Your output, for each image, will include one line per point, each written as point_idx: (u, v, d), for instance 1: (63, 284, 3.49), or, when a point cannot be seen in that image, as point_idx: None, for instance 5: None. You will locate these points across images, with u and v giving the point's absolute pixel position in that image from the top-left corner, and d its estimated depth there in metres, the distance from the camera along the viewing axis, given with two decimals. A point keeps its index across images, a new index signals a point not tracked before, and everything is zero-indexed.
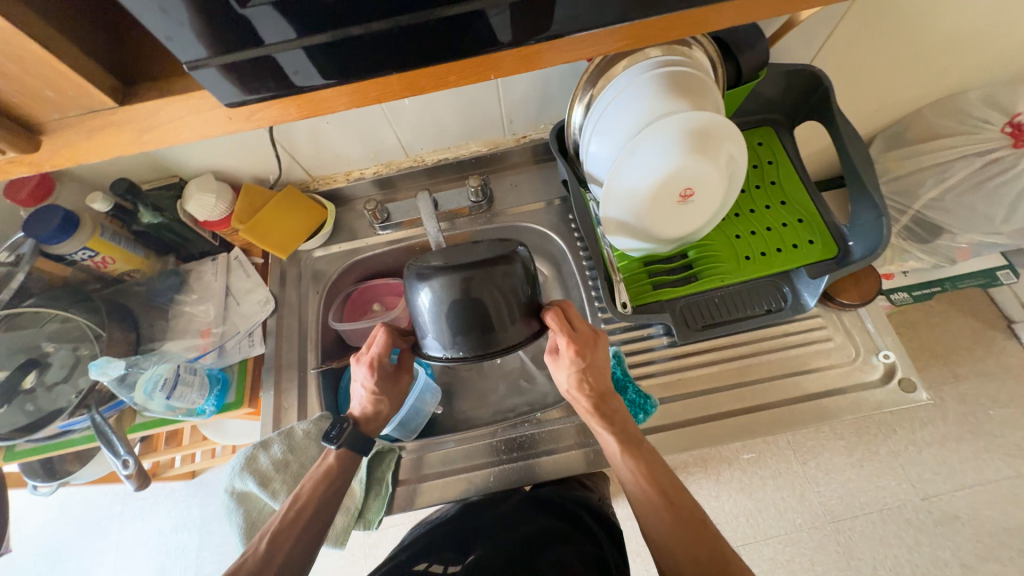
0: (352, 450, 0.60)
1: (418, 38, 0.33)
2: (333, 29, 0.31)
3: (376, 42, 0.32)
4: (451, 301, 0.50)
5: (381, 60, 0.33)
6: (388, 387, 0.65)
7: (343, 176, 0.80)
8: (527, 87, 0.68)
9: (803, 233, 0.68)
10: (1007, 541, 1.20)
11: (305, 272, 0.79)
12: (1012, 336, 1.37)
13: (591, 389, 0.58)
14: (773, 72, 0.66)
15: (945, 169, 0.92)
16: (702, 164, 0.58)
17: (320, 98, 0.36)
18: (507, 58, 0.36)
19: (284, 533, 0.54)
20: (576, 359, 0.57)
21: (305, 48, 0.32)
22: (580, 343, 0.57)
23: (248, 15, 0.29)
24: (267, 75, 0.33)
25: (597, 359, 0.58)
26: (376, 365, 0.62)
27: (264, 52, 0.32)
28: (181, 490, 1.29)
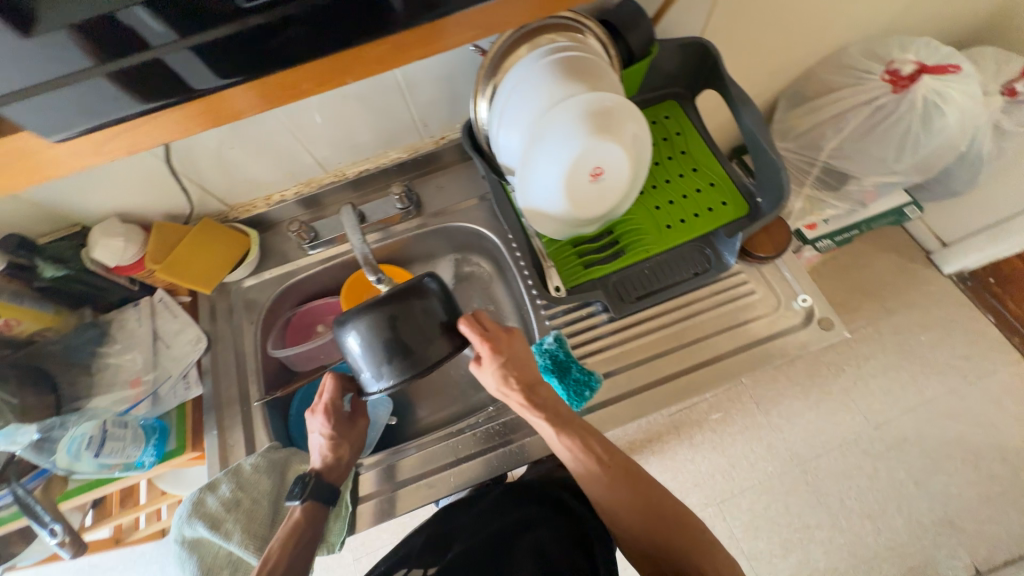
0: (318, 501, 0.59)
1: (287, 40, 0.36)
2: (199, 33, 0.34)
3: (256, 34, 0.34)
4: (371, 332, 0.52)
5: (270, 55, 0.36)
6: (346, 431, 0.65)
7: (263, 201, 0.78)
8: (434, 89, 0.69)
9: (715, 196, 0.72)
10: (951, 453, 1.32)
11: (237, 303, 0.76)
12: (931, 265, 1.49)
13: (518, 382, 0.59)
14: (666, 48, 0.69)
15: (840, 121, 0.99)
16: (607, 141, 0.58)
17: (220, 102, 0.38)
18: (398, 43, 0.38)
19: None
20: (495, 358, 0.58)
21: (187, 51, 0.34)
22: (495, 344, 0.58)
23: (123, 18, 0.31)
24: (157, 76, 0.35)
25: (516, 353, 0.60)
26: (332, 409, 0.63)
27: (151, 52, 0.34)
28: (147, 553, 1.22)
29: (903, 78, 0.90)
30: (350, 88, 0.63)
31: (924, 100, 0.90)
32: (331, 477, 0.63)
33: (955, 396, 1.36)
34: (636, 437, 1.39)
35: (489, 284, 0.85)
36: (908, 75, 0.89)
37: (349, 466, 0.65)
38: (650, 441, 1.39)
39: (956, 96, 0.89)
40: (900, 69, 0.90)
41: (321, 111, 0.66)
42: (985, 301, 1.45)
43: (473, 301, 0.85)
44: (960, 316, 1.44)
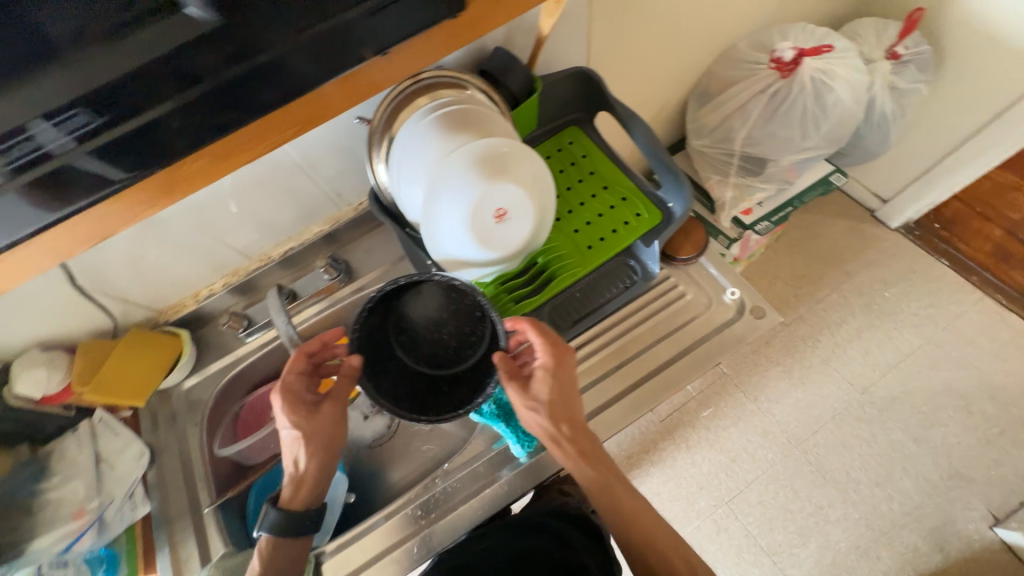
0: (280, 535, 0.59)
1: (195, 121, 0.41)
2: (102, 132, 0.39)
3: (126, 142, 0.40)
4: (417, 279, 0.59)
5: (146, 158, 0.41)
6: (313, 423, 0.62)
7: (192, 298, 0.77)
8: (337, 161, 0.70)
9: (630, 209, 0.73)
10: (943, 403, 1.31)
11: (180, 407, 0.74)
12: (878, 223, 1.53)
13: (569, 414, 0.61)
14: (551, 83, 0.73)
15: (744, 111, 1.02)
16: (503, 183, 0.59)
17: (141, 194, 0.44)
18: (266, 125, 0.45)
19: None
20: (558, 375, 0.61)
21: (95, 150, 0.39)
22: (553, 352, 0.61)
23: (27, 131, 0.36)
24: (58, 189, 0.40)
25: (565, 369, 0.62)
26: (286, 395, 0.61)
27: (61, 161, 0.39)
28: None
29: (786, 63, 0.94)
30: (252, 176, 0.64)
31: (812, 80, 0.95)
32: (294, 493, 0.61)
33: (931, 344, 1.37)
34: (632, 451, 1.36)
35: None
36: (791, 60, 0.94)
37: (313, 477, 0.61)
38: (647, 451, 1.36)
39: (838, 71, 0.94)
40: (782, 55, 0.95)
41: (233, 201, 0.67)
42: (937, 247, 1.48)
43: None
44: (918, 266, 1.46)
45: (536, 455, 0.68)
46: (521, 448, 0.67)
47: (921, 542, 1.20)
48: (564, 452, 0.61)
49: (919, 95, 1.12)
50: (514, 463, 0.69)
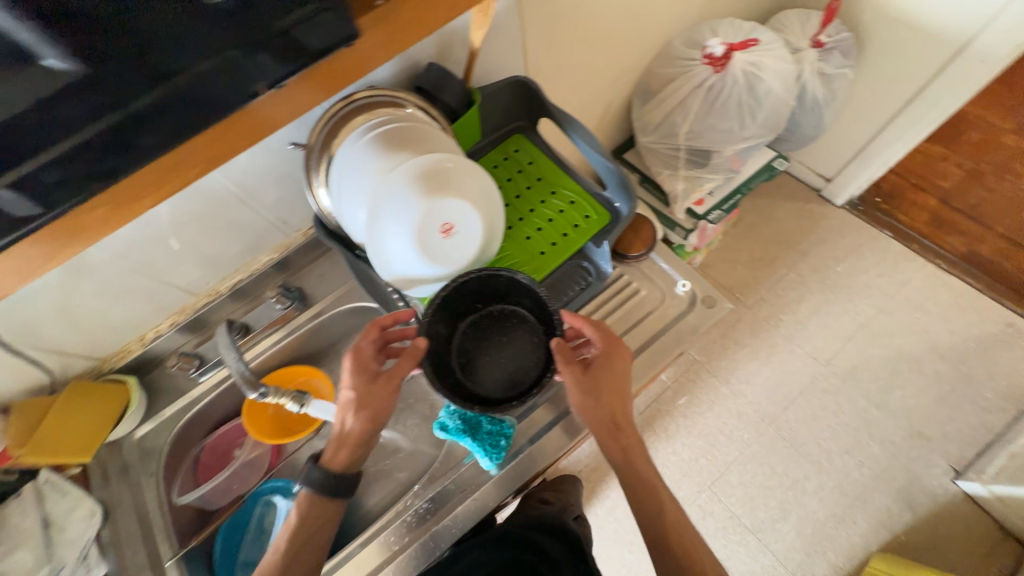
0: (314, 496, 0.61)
1: (102, 152, 0.38)
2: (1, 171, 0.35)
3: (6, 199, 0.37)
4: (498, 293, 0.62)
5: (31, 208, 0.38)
6: (370, 393, 0.61)
7: (138, 341, 0.74)
8: (278, 188, 0.69)
9: (579, 212, 0.74)
10: (899, 367, 1.38)
11: (132, 458, 0.71)
12: (825, 202, 1.60)
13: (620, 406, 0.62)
14: (489, 94, 0.73)
15: (684, 106, 1.05)
16: (445, 198, 0.59)
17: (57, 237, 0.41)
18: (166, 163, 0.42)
19: None
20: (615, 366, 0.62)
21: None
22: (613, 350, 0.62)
23: None
24: None
25: (622, 372, 0.62)
26: (356, 355, 0.62)
27: None
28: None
29: (718, 58, 0.98)
30: (188, 211, 0.62)
31: (744, 72, 0.99)
32: (337, 456, 0.62)
33: (883, 313, 1.44)
34: None
35: None
36: (722, 55, 0.98)
37: (357, 444, 0.61)
38: None
39: (766, 62, 0.99)
40: (713, 51, 0.98)
41: (174, 236, 0.64)
42: (880, 220, 1.56)
43: None
44: (865, 239, 1.54)
45: (506, 466, 0.67)
46: (490, 462, 0.66)
47: (892, 503, 1.25)
48: (612, 446, 0.63)
49: (845, 79, 1.18)
50: (487, 476, 0.69)
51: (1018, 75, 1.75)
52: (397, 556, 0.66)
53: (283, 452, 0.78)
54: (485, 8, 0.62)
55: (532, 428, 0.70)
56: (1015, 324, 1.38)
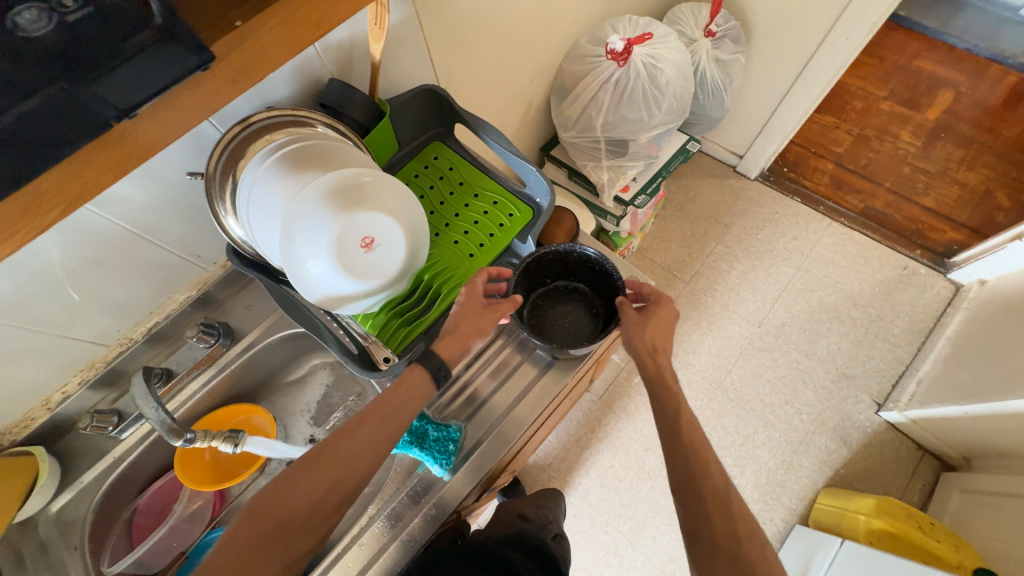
0: (416, 394, 0.61)
1: None
2: None
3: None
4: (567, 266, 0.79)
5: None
6: (480, 315, 0.65)
7: (42, 408, 0.66)
8: (185, 220, 0.65)
9: (503, 211, 0.76)
10: (820, 317, 1.52)
11: (53, 534, 0.64)
12: (741, 176, 1.72)
13: (661, 344, 0.67)
14: (398, 104, 0.73)
15: (597, 100, 1.10)
16: (360, 212, 0.58)
17: None
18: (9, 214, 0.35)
19: (305, 471, 0.56)
20: (660, 312, 0.68)
21: None
22: (664, 302, 0.69)
23: None
24: None
25: (670, 321, 0.68)
26: (472, 288, 0.65)
27: None
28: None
29: (620, 53, 1.01)
30: (79, 258, 0.58)
31: (644, 65, 1.05)
32: (447, 351, 0.63)
33: (802, 271, 1.58)
34: (579, 434, 1.42)
35: (345, 374, 0.83)
36: (623, 50, 1.01)
37: (464, 349, 0.64)
38: (593, 430, 1.42)
39: (663, 54, 1.05)
40: (615, 47, 1.01)
41: (67, 287, 0.59)
42: (789, 188, 1.70)
43: (337, 399, 0.82)
44: (779, 206, 1.68)
45: (458, 469, 0.67)
46: (441, 468, 0.66)
47: (830, 442, 1.37)
48: (649, 368, 0.65)
49: (739, 63, 1.28)
50: (441, 483, 0.68)
51: (885, 48, 1.97)
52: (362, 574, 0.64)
53: (227, 498, 0.74)
54: (378, 19, 0.61)
55: (483, 427, 0.71)
56: (909, 266, 1.56)
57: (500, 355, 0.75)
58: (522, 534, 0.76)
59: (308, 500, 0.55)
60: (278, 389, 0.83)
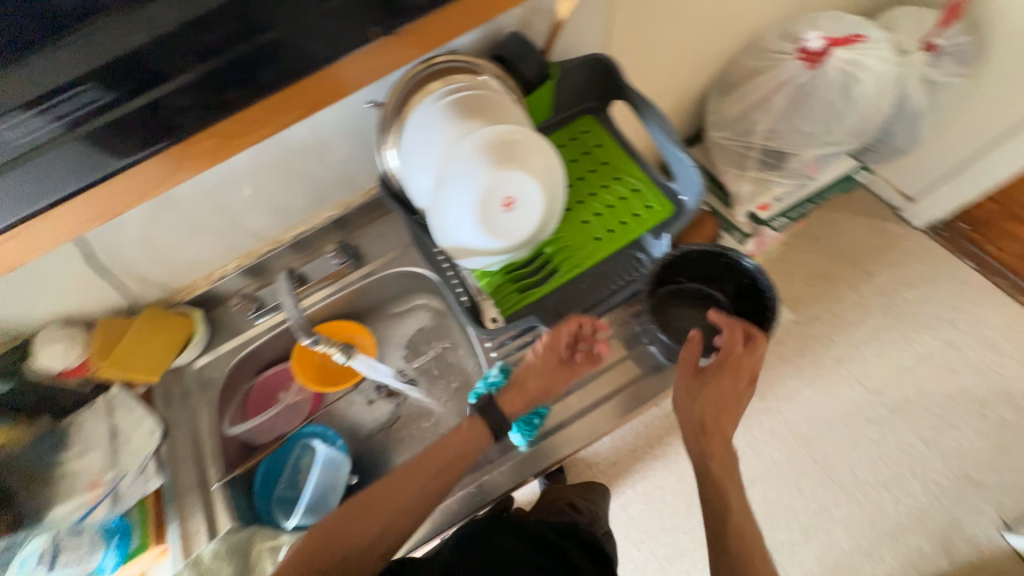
0: (476, 438, 0.63)
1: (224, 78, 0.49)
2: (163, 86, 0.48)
3: (111, 136, 0.48)
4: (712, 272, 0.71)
5: (125, 145, 0.49)
6: (549, 373, 0.65)
7: (205, 279, 0.78)
8: (349, 144, 0.70)
9: (642, 201, 0.71)
10: (957, 406, 1.28)
11: (192, 386, 0.76)
12: (902, 222, 1.47)
13: (713, 420, 0.62)
14: (566, 69, 0.70)
15: (767, 103, 0.99)
16: (511, 171, 0.58)
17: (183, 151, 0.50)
18: (230, 125, 0.50)
19: (361, 507, 0.59)
20: (721, 383, 0.62)
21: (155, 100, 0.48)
22: (731, 359, 0.63)
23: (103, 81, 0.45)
24: (123, 132, 0.48)
25: (730, 390, 0.62)
26: (555, 343, 0.63)
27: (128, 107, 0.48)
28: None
29: (814, 53, 0.91)
30: (262, 158, 0.65)
31: (839, 73, 0.92)
32: (510, 406, 0.64)
33: (949, 347, 1.33)
34: (635, 444, 1.35)
35: (444, 322, 0.86)
36: (819, 50, 0.91)
37: (530, 402, 0.65)
38: (651, 446, 1.35)
39: (868, 62, 0.91)
40: (810, 46, 0.91)
41: (246, 182, 0.67)
42: (963, 249, 1.42)
43: (432, 343, 0.85)
44: (942, 267, 1.41)
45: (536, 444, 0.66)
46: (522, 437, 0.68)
47: (925, 545, 1.18)
48: (694, 446, 0.62)
49: (954, 89, 1.07)
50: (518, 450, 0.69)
51: None
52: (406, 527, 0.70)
53: (323, 401, 0.80)
54: None
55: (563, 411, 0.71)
56: None
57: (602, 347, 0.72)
58: (573, 525, 0.76)
59: (365, 534, 0.58)
60: (382, 319, 0.88)
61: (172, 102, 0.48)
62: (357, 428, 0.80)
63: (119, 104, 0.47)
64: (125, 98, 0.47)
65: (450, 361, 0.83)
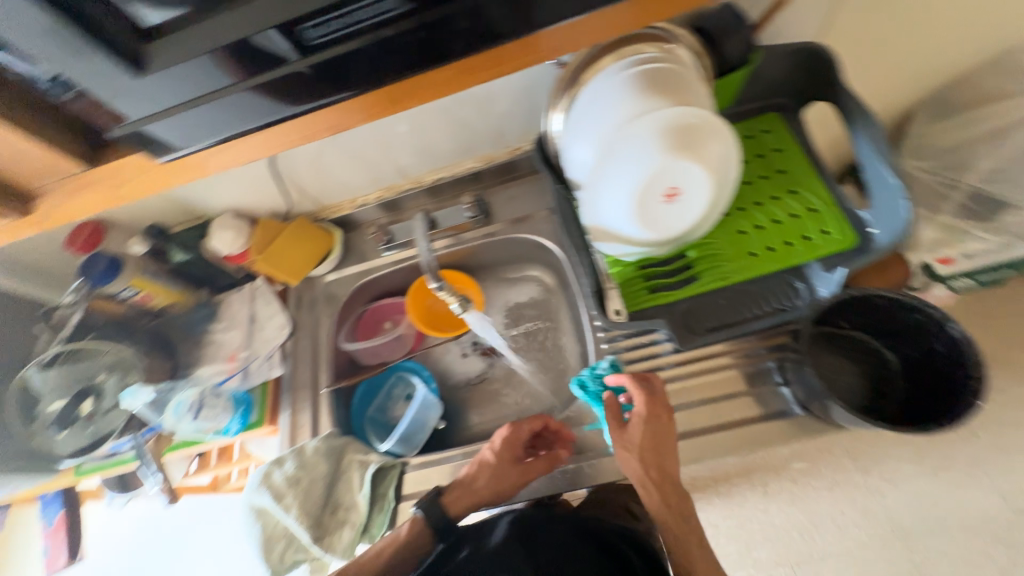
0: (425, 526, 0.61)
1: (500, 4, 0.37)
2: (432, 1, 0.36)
3: (310, 75, 0.39)
4: (889, 327, 0.58)
5: (325, 88, 0.41)
6: (502, 467, 0.63)
7: (350, 203, 0.85)
8: (512, 98, 0.70)
9: (818, 222, 0.62)
10: None
11: (320, 295, 0.83)
12: None
13: (654, 469, 0.56)
14: (769, 55, 0.62)
15: (1002, 137, 0.80)
16: (687, 161, 0.54)
17: (422, 81, 0.41)
18: (443, 76, 0.41)
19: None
20: (648, 427, 0.57)
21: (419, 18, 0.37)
22: (652, 417, 0.58)
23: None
24: (376, 55, 0.39)
25: (665, 434, 0.58)
26: (514, 433, 0.65)
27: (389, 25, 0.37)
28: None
29: None
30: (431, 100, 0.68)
31: None
32: (452, 506, 0.62)
33: None
34: None
35: (552, 298, 0.84)
36: None
37: (474, 504, 0.62)
38: None
39: None
40: None
41: (406, 120, 0.70)
42: None
43: (536, 317, 0.84)
44: None
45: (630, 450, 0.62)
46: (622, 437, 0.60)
47: None
48: (649, 495, 0.57)
49: None
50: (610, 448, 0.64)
51: None
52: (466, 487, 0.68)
53: (424, 341, 0.84)
54: None
55: None
56: None
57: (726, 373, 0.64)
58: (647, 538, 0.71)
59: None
60: (493, 280, 0.88)
61: (387, 48, 0.38)
62: (448, 375, 0.83)
63: (334, 40, 0.38)
64: (348, 34, 0.38)
65: (548, 337, 0.82)
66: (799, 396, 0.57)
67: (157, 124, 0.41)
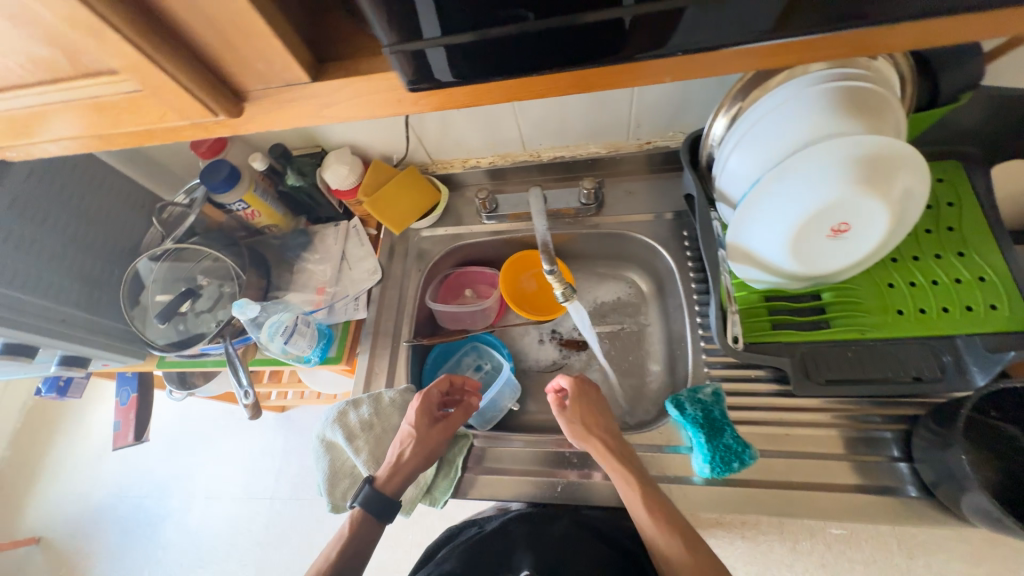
0: (367, 512, 0.58)
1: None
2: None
3: (612, 29, 0.30)
4: None
5: (622, 47, 0.31)
6: (428, 433, 0.62)
7: (461, 162, 0.83)
8: (667, 90, 0.65)
9: (985, 294, 0.55)
10: None
11: (412, 249, 0.82)
12: None
13: (605, 430, 0.60)
14: (982, 97, 0.54)
15: None
16: (868, 197, 0.49)
17: (684, 64, 0.33)
18: (719, 56, 0.33)
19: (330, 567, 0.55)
20: (583, 393, 0.64)
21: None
22: (584, 392, 0.65)
23: None
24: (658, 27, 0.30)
25: (599, 400, 0.64)
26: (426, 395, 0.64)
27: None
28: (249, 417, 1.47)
29: None
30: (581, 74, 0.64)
31: None
32: (388, 484, 0.59)
33: None
34: None
35: (643, 304, 0.81)
36: None
37: (411, 479, 0.60)
38: None
39: None
40: None
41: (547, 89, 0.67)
42: None
43: (622, 321, 0.81)
44: None
45: (715, 484, 0.58)
46: (706, 470, 0.56)
47: None
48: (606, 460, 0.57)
49: None
50: (693, 478, 0.60)
51: None
52: (522, 477, 0.63)
53: (504, 318, 0.83)
54: None
55: (758, 479, 0.58)
56: None
57: (837, 432, 0.59)
58: None
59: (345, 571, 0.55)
60: (584, 272, 0.85)
61: (727, 5, 0.28)
62: (520, 356, 0.81)
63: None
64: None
65: (631, 344, 0.79)
66: (925, 476, 0.52)
67: (413, 57, 0.30)
